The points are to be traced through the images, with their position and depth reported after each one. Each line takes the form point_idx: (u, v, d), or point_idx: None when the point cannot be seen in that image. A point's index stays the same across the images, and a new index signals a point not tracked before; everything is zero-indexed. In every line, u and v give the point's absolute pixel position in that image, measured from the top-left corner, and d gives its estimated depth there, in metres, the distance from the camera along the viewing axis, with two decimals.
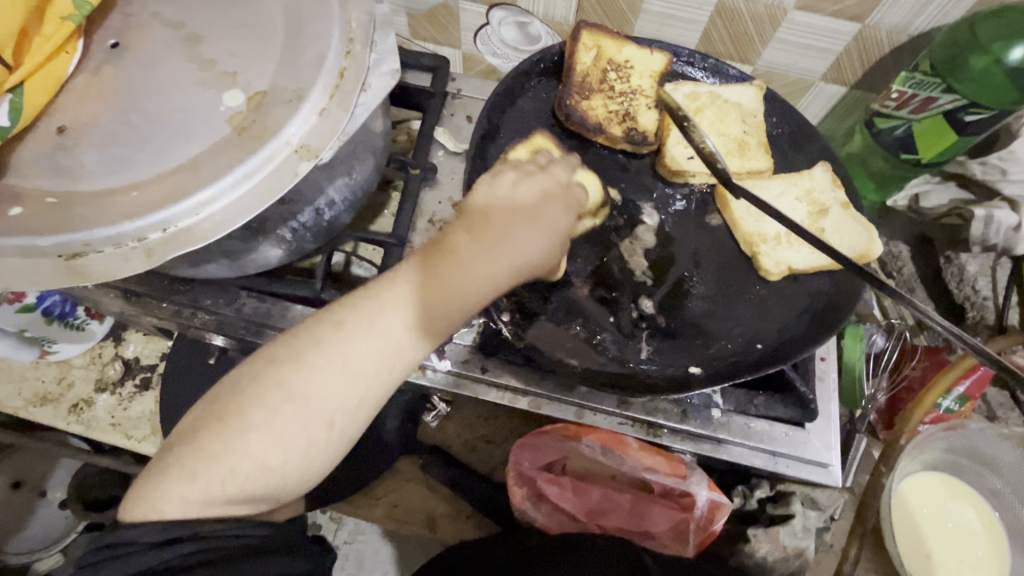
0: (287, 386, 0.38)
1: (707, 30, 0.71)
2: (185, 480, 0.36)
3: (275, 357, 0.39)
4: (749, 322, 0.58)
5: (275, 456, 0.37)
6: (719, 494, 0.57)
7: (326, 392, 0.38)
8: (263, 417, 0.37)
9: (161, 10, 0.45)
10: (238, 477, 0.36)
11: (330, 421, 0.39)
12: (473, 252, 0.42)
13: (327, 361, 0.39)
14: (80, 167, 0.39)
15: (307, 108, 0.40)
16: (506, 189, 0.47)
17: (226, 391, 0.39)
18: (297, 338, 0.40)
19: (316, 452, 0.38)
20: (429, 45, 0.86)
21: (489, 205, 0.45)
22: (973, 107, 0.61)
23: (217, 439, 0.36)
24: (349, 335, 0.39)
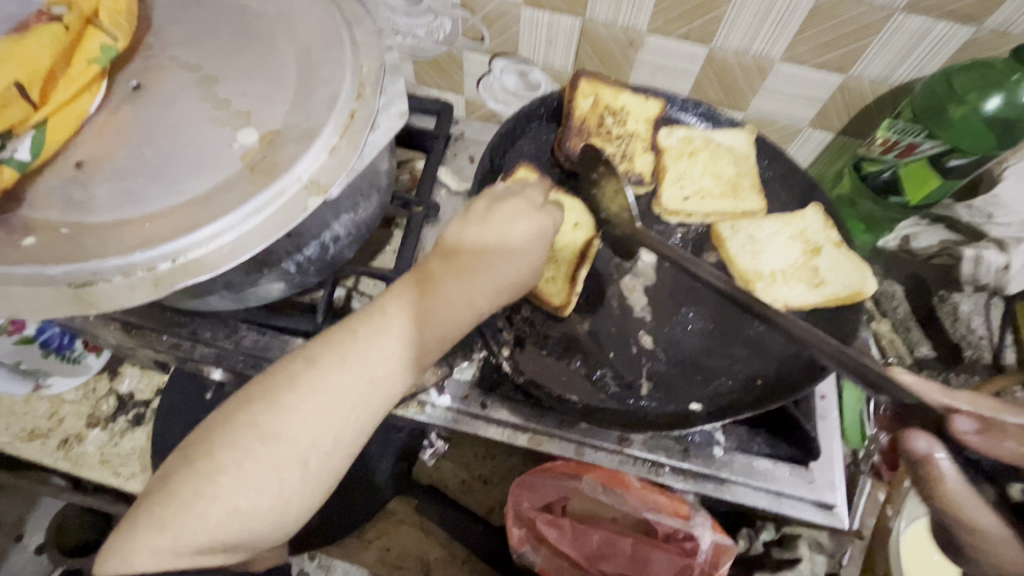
0: (258, 425, 0.38)
1: (698, 80, 0.75)
2: (154, 528, 0.35)
3: (249, 397, 0.39)
4: (747, 360, 0.58)
5: (246, 499, 0.36)
6: (723, 536, 0.55)
7: (298, 429, 0.38)
8: (234, 459, 0.37)
9: (181, 54, 0.47)
10: (208, 522, 0.36)
11: (304, 461, 0.38)
12: (446, 280, 0.44)
13: (299, 399, 0.39)
14: (93, 199, 0.40)
15: (318, 146, 0.42)
16: (475, 226, 0.48)
17: (204, 434, 0.39)
18: (272, 377, 0.40)
19: (290, 493, 0.38)
20: (433, 90, 0.89)
21: (462, 243, 0.47)
22: (955, 152, 0.64)
23: (188, 482, 0.36)
24: (321, 370, 0.40)
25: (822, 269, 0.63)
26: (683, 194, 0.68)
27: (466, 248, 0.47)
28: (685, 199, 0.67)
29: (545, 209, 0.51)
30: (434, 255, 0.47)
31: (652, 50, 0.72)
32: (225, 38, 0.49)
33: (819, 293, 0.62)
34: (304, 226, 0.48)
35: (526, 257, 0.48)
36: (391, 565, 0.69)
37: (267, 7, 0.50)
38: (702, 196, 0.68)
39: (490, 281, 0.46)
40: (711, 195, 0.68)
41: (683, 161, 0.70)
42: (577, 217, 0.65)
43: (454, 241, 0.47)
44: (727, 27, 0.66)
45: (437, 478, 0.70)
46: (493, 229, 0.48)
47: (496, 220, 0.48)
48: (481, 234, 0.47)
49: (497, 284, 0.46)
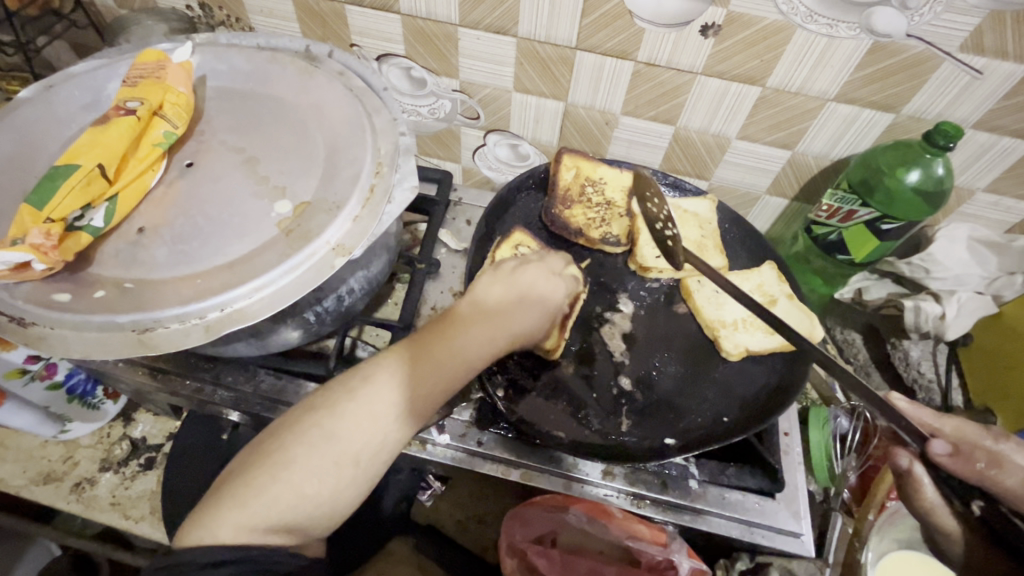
0: (323, 425, 0.44)
1: (667, 153, 0.86)
2: (237, 506, 0.40)
3: (314, 404, 0.46)
4: (715, 400, 0.65)
5: (310, 487, 0.42)
6: (699, 563, 0.61)
7: (356, 431, 0.44)
8: (302, 452, 0.43)
9: (228, 139, 0.57)
10: (280, 505, 0.41)
11: (357, 460, 0.44)
12: (477, 321, 0.52)
13: (356, 406, 0.45)
14: (152, 259, 0.48)
15: (343, 216, 0.50)
16: (509, 273, 0.57)
17: (274, 433, 0.45)
18: (334, 389, 0.47)
19: (344, 486, 0.43)
20: (433, 160, 1.00)
21: (498, 282, 0.55)
22: (887, 218, 0.73)
23: (265, 470, 0.42)
24: (376, 384, 0.46)
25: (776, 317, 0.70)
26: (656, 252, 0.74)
27: (496, 292, 0.55)
28: (657, 257, 0.74)
29: (562, 275, 0.61)
30: (467, 298, 0.54)
31: (626, 129, 0.84)
32: (265, 126, 0.58)
33: (774, 339, 0.69)
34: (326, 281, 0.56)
35: (543, 307, 0.57)
36: None
37: (301, 101, 0.61)
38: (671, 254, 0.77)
39: (514, 322, 0.53)
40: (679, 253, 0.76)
41: None
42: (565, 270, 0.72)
43: (485, 286, 0.55)
44: (689, 110, 0.77)
45: (434, 521, 0.76)
46: (519, 282, 0.56)
47: (523, 275, 0.57)
48: (511, 283, 0.56)
49: (519, 326, 0.54)
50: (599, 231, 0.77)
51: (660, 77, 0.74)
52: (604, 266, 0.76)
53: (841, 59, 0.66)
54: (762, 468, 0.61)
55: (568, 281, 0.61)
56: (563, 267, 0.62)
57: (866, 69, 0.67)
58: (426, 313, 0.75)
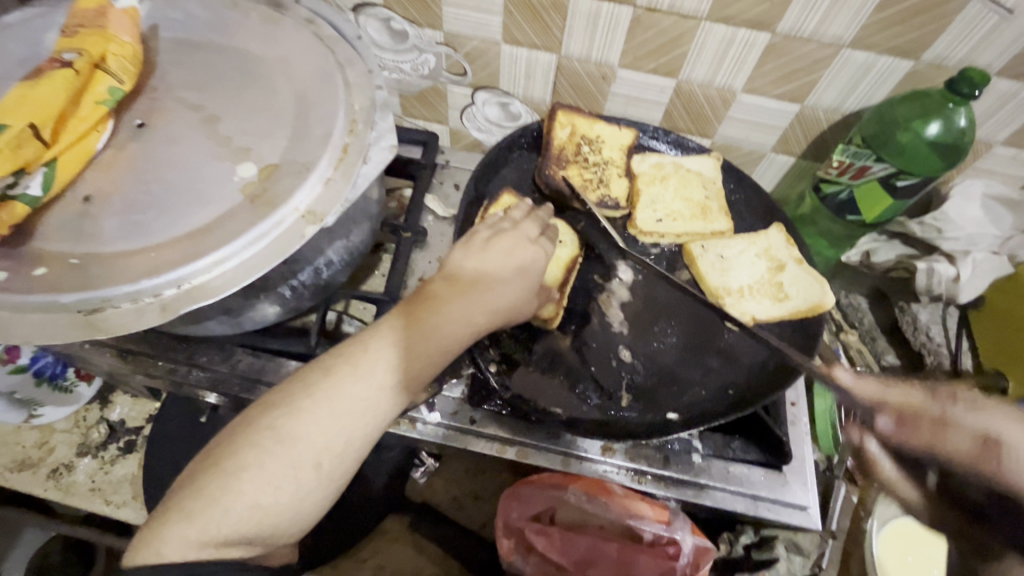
0: (277, 428, 0.41)
1: (668, 109, 0.81)
2: (185, 519, 0.37)
3: (269, 403, 0.42)
4: (720, 371, 0.62)
5: (265, 496, 0.39)
6: (703, 539, 0.59)
7: (313, 433, 0.41)
8: (255, 459, 0.39)
9: (184, 95, 0.51)
10: (231, 517, 0.38)
11: (317, 463, 0.41)
12: (450, 297, 0.48)
13: (314, 405, 0.42)
14: (101, 231, 0.43)
15: (313, 179, 0.45)
16: (479, 250, 0.53)
17: (226, 437, 0.41)
18: (291, 385, 0.43)
19: (306, 491, 0.40)
20: (418, 121, 0.94)
21: (467, 263, 0.51)
22: (902, 174, 0.69)
23: (214, 479, 0.38)
24: (335, 379, 0.43)
25: (785, 284, 0.68)
26: (656, 216, 0.72)
27: (470, 266, 0.51)
28: (658, 220, 0.72)
29: (538, 241, 0.56)
30: (441, 277, 0.51)
31: (624, 83, 0.78)
32: (226, 80, 0.52)
33: (781, 307, 0.66)
34: (300, 252, 0.51)
35: (528, 278, 0.53)
36: None
37: (265, 52, 0.54)
38: (673, 218, 0.73)
39: (492, 298, 0.50)
40: (683, 218, 0.72)
41: (655, 186, 0.75)
42: (563, 235, 0.69)
43: (460, 261, 0.52)
44: (692, 62, 0.71)
45: (429, 496, 0.73)
46: (494, 255, 0.52)
47: (497, 245, 0.53)
48: (484, 255, 0.52)
49: (498, 301, 0.50)
50: (598, 191, 0.73)
51: (662, 24, 0.67)
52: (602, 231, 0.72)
53: (859, 1, 0.60)
54: (768, 440, 0.58)
55: (546, 246, 0.56)
56: (539, 233, 0.57)
57: (887, 10, 0.60)
58: (413, 284, 0.71)
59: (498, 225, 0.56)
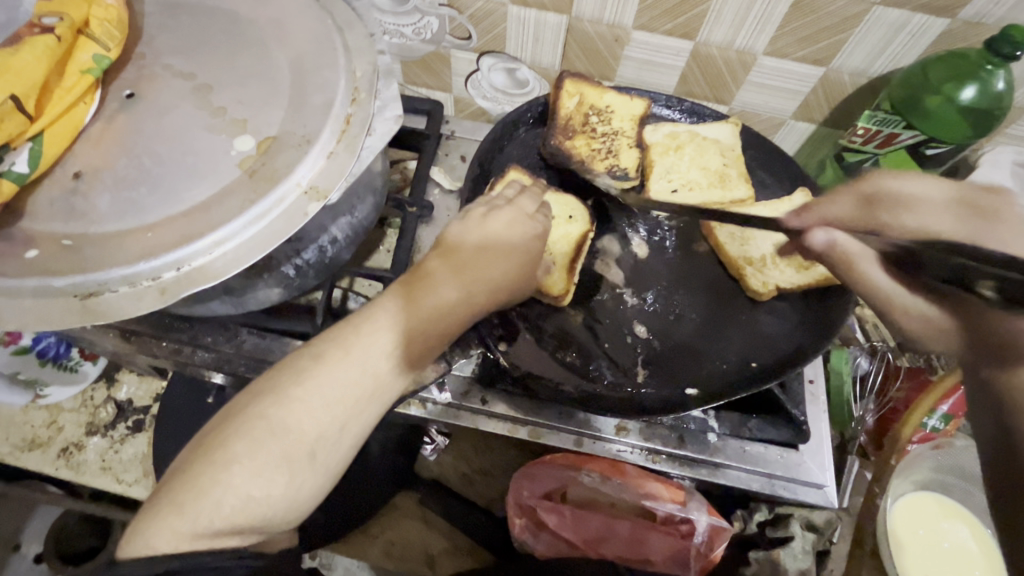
0: (268, 417, 0.39)
1: (683, 74, 0.76)
2: (175, 512, 0.35)
3: (259, 392, 0.41)
4: (740, 341, 0.60)
5: (258, 487, 0.37)
6: (718, 519, 0.58)
7: (307, 422, 0.39)
8: (247, 449, 0.38)
9: (174, 62, 0.48)
10: (223, 509, 0.36)
11: (312, 452, 0.39)
12: (444, 278, 0.47)
13: (306, 393, 0.40)
14: (94, 210, 0.41)
15: (315, 152, 0.43)
16: (475, 225, 0.51)
17: (215, 427, 0.40)
18: (280, 373, 0.42)
19: (301, 480, 0.39)
20: (421, 90, 0.90)
21: (463, 239, 0.49)
22: (933, 141, 0.66)
23: (204, 470, 0.37)
24: (327, 366, 0.41)
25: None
26: (671, 185, 0.70)
27: (464, 243, 0.49)
28: (673, 190, 0.70)
29: (535, 216, 0.54)
30: (433, 254, 0.49)
31: (637, 46, 0.73)
32: (217, 45, 0.49)
33: (807, 275, 0.63)
34: (303, 230, 0.49)
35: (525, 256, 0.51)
36: (396, 558, 0.71)
37: (259, 15, 0.51)
38: (690, 188, 0.71)
39: (489, 275, 0.48)
40: (700, 186, 0.70)
41: (669, 155, 0.71)
42: (571, 210, 0.66)
43: (455, 237, 0.50)
44: (711, 23, 0.67)
45: (439, 474, 0.73)
46: (490, 231, 0.50)
47: (490, 220, 0.51)
48: (478, 231, 0.50)
49: (495, 278, 0.49)
50: (606, 161, 0.70)
51: None
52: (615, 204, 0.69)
53: None
54: (785, 419, 0.57)
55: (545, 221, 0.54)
56: (535, 208, 0.55)
57: None
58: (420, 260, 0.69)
59: (494, 201, 0.54)
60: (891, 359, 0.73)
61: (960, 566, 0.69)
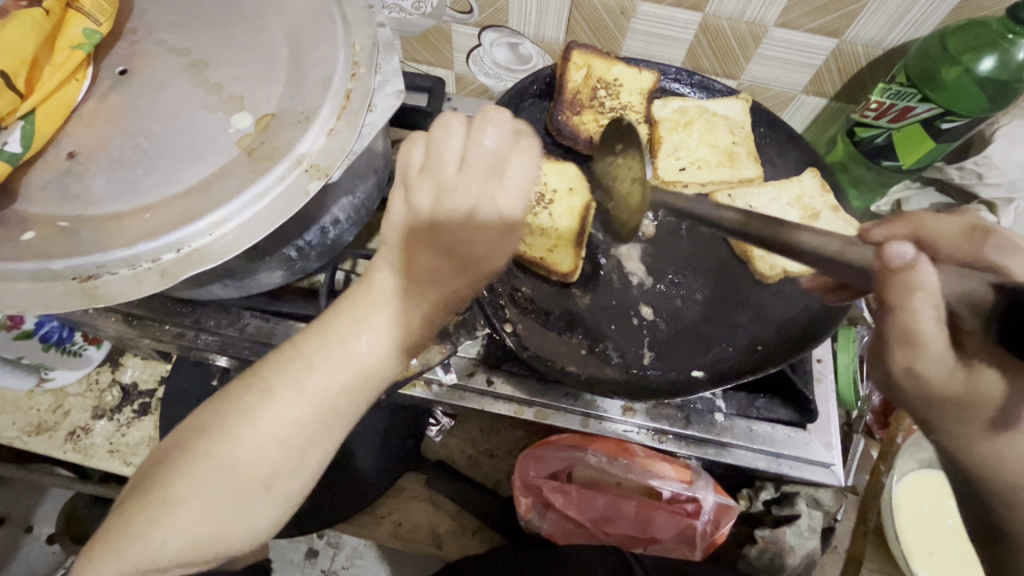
0: (214, 456, 0.39)
1: (691, 47, 0.74)
2: (115, 554, 0.36)
3: (203, 426, 0.41)
4: (746, 327, 0.59)
5: (206, 527, 0.38)
6: (725, 497, 0.58)
7: (256, 459, 0.40)
8: (190, 490, 0.38)
9: (167, 37, 0.46)
10: (168, 550, 0.37)
11: (267, 486, 0.40)
12: (402, 296, 0.44)
13: (255, 432, 0.40)
14: (90, 191, 0.40)
15: (315, 129, 0.41)
16: (423, 199, 0.44)
17: (159, 462, 0.40)
18: (225, 404, 0.41)
19: (255, 514, 0.40)
20: (421, 66, 0.88)
21: (412, 227, 0.44)
22: (950, 115, 0.63)
23: (142, 513, 0.38)
24: (275, 402, 0.41)
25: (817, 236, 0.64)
26: (678, 164, 0.69)
27: (414, 249, 0.45)
28: (681, 168, 0.69)
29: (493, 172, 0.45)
30: (380, 257, 0.45)
31: (644, 19, 0.71)
32: (211, 19, 0.47)
33: None
34: (304, 210, 0.48)
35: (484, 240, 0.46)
36: (404, 538, 0.71)
37: None
38: (700, 165, 0.69)
39: (444, 287, 0.46)
40: (709, 164, 0.69)
41: (678, 132, 0.69)
42: (572, 182, 0.65)
43: (406, 237, 0.45)
44: None
45: (446, 454, 0.72)
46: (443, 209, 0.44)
47: (448, 211, 0.44)
48: (431, 231, 0.44)
49: (450, 289, 0.46)
50: None
51: None
52: None
53: None
54: (793, 398, 0.56)
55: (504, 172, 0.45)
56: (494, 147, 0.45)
57: None
58: None
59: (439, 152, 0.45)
60: None
61: (958, 543, 0.71)
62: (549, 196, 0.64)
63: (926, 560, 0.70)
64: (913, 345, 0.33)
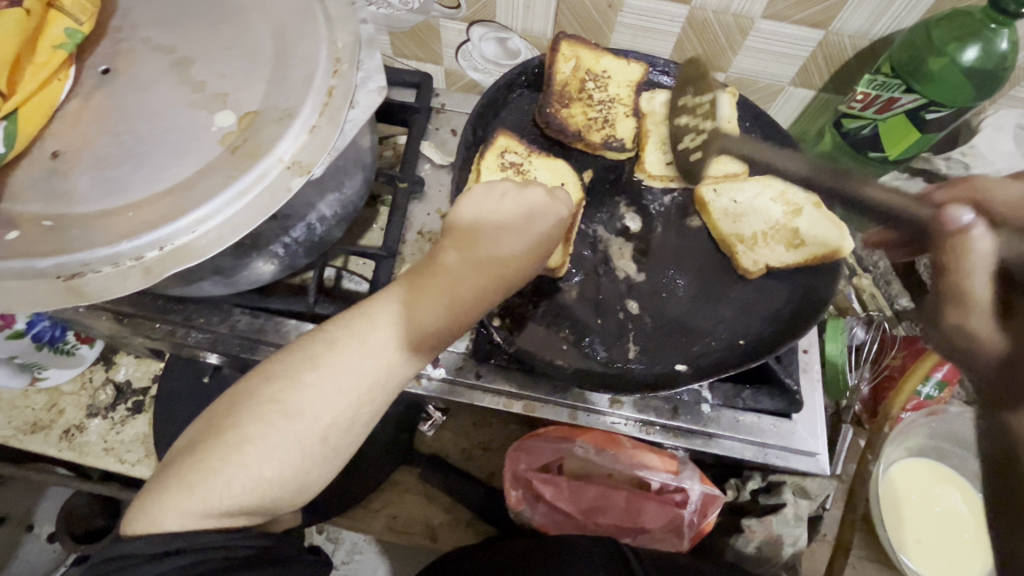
0: (282, 401, 0.40)
1: (679, 40, 0.74)
2: (184, 492, 0.37)
3: (271, 374, 0.42)
4: (731, 319, 0.60)
5: (271, 469, 0.39)
6: (711, 487, 0.59)
7: (318, 407, 0.41)
8: (259, 431, 0.39)
9: (151, 35, 0.46)
10: (234, 489, 0.38)
11: (324, 436, 0.41)
12: (463, 272, 0.45)
13: (321, 378, 0.41)
14: (75, 190, 0.40)
15: (297, 127, 0.42)
16: (492, 202, 0.49)
17: (226, 407, 0.42)
18: (291, 355, 0.43)
19: (311, 464, 0.41)
20: (411, 62, 0.88)
21: (478, 220, 0.48)
22: (932, 105, 0.64)
23: (215, 451, 0.39)
24: (339, 353, 0.42)
25: (802, 229, 0.64)
26: (666, 158, 0.67)
27: (478, 228, 0.47)
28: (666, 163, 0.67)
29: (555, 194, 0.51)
30: (446, 239, 0.48)
31: (631, 12, 0.71)
32: (194, 17, 0.47)
33: (798, 253, 0.63)
34: (290, 207, 0.48)
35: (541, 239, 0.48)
36: (398, 532, 0.72)
37: None
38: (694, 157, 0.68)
39: (501, 263, 0.46)
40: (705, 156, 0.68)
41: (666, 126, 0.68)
42: (562, 176, 0.65)
43: (471, 220, 0.48)
44: None
45: (438, 448, 0.73)
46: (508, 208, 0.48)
47: (512, 202, 0.48)
48: (493, 213, 0.48)
49: (507, 265, 0.46)
50: (601, 132, 0.68)
51: None
52: (609, 177, 0.68)
53: None
54: (779, 389, 0.57)
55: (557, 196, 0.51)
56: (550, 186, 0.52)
57: None
58: (413, 237, 0.68)
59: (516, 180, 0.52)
60: (885, 328, 0.74)
61: (948, 529, 0.71)
62: None
63: (918, 549, 0.70)
64: (969, 302, 0.32)
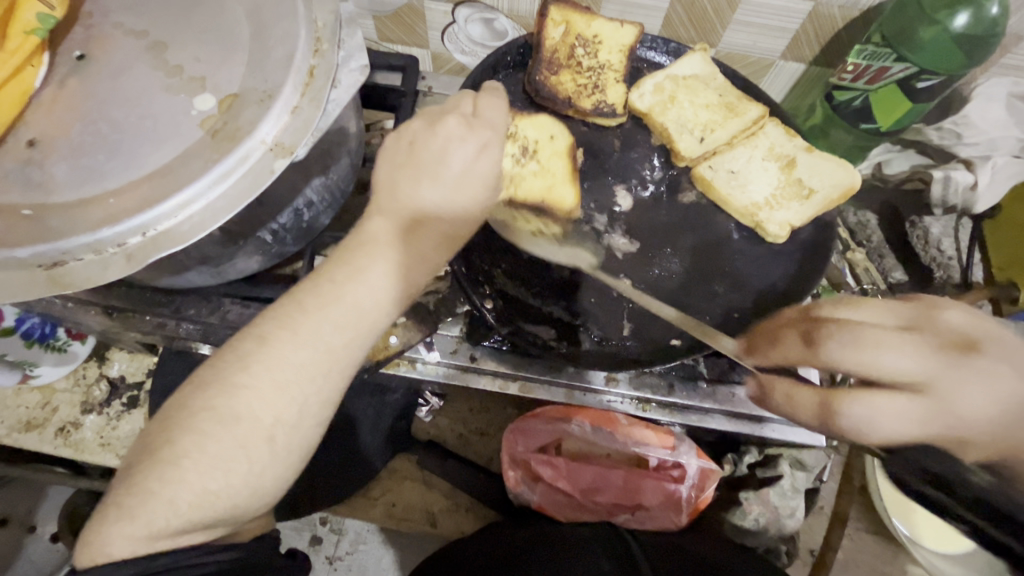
0: (215, 407, 0.40)
1: (668, 16, 0.73)
2: (126, 518, 0.36)
3: (200, 382, 0.41)
4: (723, 295, 0.60)
5: (215, 480, 0.39)
6: (707, 461, 0.61)
7: (258, 408, 0.40)
8: (194, 444, 0.39)
9: (123, 20, 0.45)
10: (180, 507, 0.37)
11: (270, 436, 0.40)
12: (398, 241, 0.45)
13: (252, 377, 0.40)
14: (52, 178, 0.40)
15: (278, 107, 0.41)
16: (405, 151, 0.46)
17: (159, 423, 0.40)
18: (224, 355, 0.42)
19: (260, 468, 0.40)
20: (397, 46, 0.87)
21: (396, 175, 0.46)
22: (923, 74, 0.62)
23: (152, 472, 0.38)
24: (272, 348, 0.41)
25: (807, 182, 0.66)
26: (694, 138, 0.66)
27: (396, 184, 0.46)
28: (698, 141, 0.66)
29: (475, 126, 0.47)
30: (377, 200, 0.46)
31: None
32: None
33: (811, 205, 0.64)
34: (274, 193, 0.48)
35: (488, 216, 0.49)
36: (398, 518, 0.72)
37: None
38: (710, 130, 0.67)
39: (438, 226, 0.46)
40: (719, 124, 0.67)
41: (670, 110, 0.67)
42: (550, 130, 0.65)
43: (387, 178, 0.46)
44: None
45: (436, 434, 0.73)
46: (422, 155, 0.45)
47: (421, 147, 0.46)
48: (410, 164, 0.46)
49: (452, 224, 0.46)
50: (592, 98, 0.67)
51: None
52: (598, 153, 0.67)
53: None
54: None
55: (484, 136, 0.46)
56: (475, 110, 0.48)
57: None
58: None
59: (434, 110, 0.48)
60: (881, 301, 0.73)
61: None
62: (532, 147, 0.64)
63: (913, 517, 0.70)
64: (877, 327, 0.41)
